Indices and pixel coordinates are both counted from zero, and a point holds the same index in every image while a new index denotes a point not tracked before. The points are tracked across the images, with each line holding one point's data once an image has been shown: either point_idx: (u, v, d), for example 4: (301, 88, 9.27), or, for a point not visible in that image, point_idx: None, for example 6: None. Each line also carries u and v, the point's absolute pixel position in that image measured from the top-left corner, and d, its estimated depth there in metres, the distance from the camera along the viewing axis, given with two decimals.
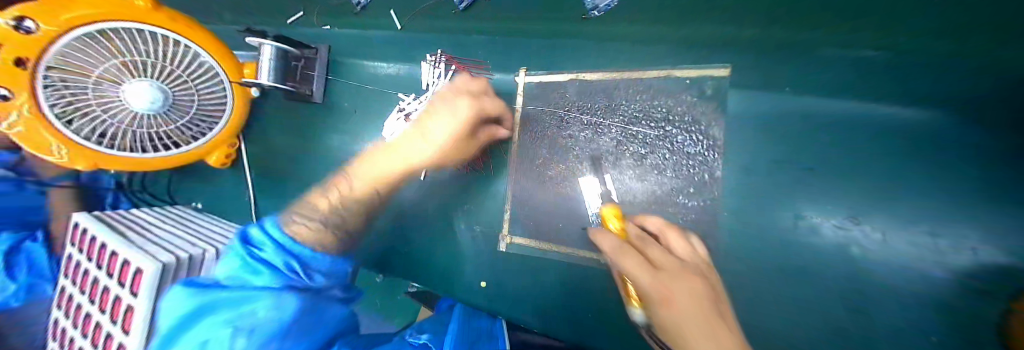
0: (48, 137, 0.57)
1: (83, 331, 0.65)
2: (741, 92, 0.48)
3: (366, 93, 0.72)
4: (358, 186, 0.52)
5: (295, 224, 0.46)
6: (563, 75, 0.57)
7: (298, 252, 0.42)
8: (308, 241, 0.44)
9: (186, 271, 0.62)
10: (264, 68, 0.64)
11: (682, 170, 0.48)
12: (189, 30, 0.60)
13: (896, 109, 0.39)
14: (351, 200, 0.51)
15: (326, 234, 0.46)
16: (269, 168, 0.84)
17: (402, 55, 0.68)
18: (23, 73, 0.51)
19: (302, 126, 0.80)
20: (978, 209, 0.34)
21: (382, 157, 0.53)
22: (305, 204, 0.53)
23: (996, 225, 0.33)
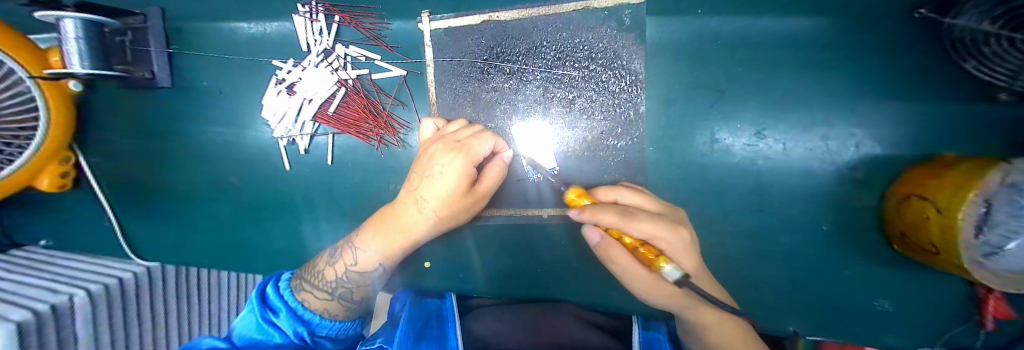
0: None
1: None
2: (656, 17, 0.45)
3: (233, 66, 0.57)
4: (364, 258, 0.47)
5: (304, 290, 0.46)
6: (471, 17, 0.49)
7: (307, 320, 0.44)
8: (314, 302, 0.45)
9: (72, 324, 0.46)
10: (72, 51, 0.46)
11: (610, 110, 0.46)
12: None
13: (779, 23, 0.43)
14: (355, 274, 0.47)
15: (335, 303, 0.46)
16: (128, 181, 0.65)
17: (264, 10, 0.53)
18: None
19: (157, 119, 0.62)
20: (850, 111, 0.42)
21: (389, 224, 0.47)
22: (313, 264, 0.51)
23: (864, 122, 0.42)
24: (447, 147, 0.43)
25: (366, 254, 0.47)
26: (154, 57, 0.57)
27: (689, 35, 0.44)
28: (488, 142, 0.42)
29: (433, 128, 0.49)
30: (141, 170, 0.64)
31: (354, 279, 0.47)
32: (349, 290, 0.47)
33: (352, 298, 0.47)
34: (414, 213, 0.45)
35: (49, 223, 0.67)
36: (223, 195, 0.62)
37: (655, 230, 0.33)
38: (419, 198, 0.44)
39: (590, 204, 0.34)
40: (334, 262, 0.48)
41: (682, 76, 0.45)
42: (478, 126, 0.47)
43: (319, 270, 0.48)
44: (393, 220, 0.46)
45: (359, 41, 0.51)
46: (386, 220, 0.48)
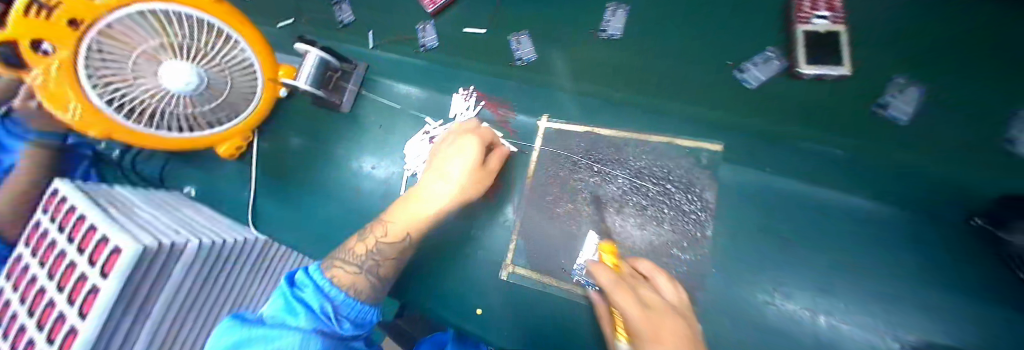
0: (70, 98, 0.45)
1: None
2: (727, 165, 0.56)
3: (393, 112, 0.77)
4: (392, 230, 0.53)
5: (335, 267, 0.48)
6: (579, 126, 0.64)
7: (335, 296, 0.44)
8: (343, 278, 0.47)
9: (171, 267, 0.45)
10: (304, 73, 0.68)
11: (678, 224, 0.54)
12: (230, 19, 0.57)
13: (839, 195, 0.52)
14: (382, 245, 0.52)
15: (361, 278, 0.48)
16: (274, 164, 0.83)
17: (430, 84, 0.74)
18: (72, 32, 0.41)
19: (320, 129, 0.83)
20: (906, 290, 0.47)
21: (416, 203, 0.55)
22: (341, 249, 0.53)
23: (918, 306, 0.46)
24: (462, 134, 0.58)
25: (439, 190, 0.54)
26: (346, 91, 0.77)
27: (752, 186, 0.55)
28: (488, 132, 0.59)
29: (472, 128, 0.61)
30: (289, 160, 0.83)
31: (384, 248, 0.52)
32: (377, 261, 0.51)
33: (378, 274, 0.50)
34: (442, 185, 0.54)
35: (208, 178, 0.87)
36: (337, 196, 0.77)
37: (627, 296, 0.40)
38: (425, 204, 0.54)
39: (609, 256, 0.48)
40: (364, 237, 0.53)
41: (745, 217, 0.54)
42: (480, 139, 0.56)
43: (351, 249, 0.52)
44: (419, 200, 0.55)
45: (492, 121, 0.69)
46: (404, 201, 0.57)
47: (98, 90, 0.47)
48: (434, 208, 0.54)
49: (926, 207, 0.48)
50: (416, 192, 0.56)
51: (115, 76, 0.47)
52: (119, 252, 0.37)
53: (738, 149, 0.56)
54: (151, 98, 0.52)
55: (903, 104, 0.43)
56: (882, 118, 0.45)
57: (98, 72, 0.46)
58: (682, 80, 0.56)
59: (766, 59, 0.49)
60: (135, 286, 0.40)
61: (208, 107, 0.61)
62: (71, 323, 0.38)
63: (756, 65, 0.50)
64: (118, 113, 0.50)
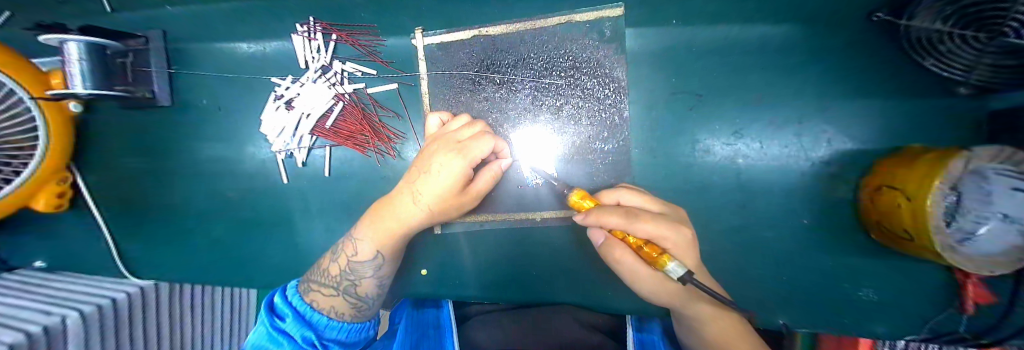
0: None
1: None
2: (634, 30, 0.48)
3: (231, 85, 0.58)
4: (363, 249, 0.47)
5: (312, 290, 0.47)
6: (463, 33, 0.51)
7: (316, 321, 0.44)
8: (326, 305, 0.46)
9: None
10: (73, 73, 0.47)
11: (596, 116, 0.48)
12: None
13: (754, 28, 0.46)
14: (357, 264, 0.47)
15: (340, 299, 0.46)
16: (117, 200, 0.64)
17: (261, 32, 0.55)
18: None
19: (150, 137, 0.62)
20: (820, 107, 0.46)
21: (383, 214, 0.47)
22: (318, 267, 0.51)
23: (831, 123, 0.46)
24: (447, 147, 0.43)
25: (404, 210, 0.46)
26: (155, 78, 0.58)
27: (667, 46, 0.48)
28: (490, 144, 0.41)
29: (438, 122, 0.50)
30: (135, 189, 0.64)
31: (359, 269, 0.47)
32: (354, 283, 0.47)
33: (357, 293, 0.47)
34: (409, 204, 0.46)
35: (42, 244, 0.67)
36: (216, 211, 0.62)
37: (661, 226, 0.34)
38: (394, 216, 0.46)
39: (597, 207, 0.35)
40: (337, 258, 0.48)
41: (662, 84, 0.49)
42: (481, 125, 0.45)
43: (325, 268, 0.49)
44: (386, 212, 0.47)
45: (356, 57, 0.53)
46: (379, 214, 0.48)
47: None
48: (406, 221, 0.46)
49: (835, 9, 0.44)
50: (390, 197, 0.48)
51: None
52: None
53: (642, 6, 0.47)
54: None
55: None
56: None
57: None
58: None
59: None
60: None
61: None
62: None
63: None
64: None
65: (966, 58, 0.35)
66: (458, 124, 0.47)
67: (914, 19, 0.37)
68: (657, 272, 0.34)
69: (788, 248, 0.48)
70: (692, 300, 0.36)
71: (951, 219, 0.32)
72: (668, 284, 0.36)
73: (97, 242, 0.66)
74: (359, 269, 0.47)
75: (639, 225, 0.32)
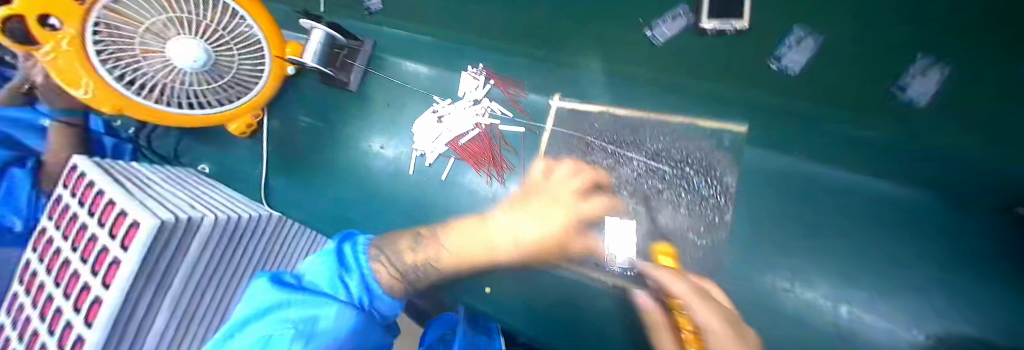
0: (81, 72, 0.52)
1: (54, 279, 0.55)
2: (751, 148, 0.53)
3: (402, 90, 0.76)
4: (445, 253, 0.56)
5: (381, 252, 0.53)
6: (594, 106, 0.62)
7: (372, 289, 0.46)
8: (385, 275, 0.49)
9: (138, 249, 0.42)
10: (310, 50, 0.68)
11: (696, 208, 0.52)
12: (251, 4, 0.62)
13: (879, 183, 0.47)
14: (428, 251, 0.55)
15: (400, 284, 0.51)
16: (284, 143, 0.83)
17: (441, 63, 0.73)
18: (78, 8, 0.46)
19: (329, 108, 0.82)
20: (949, 283, 0.44)
21: (477, 229, 0.58)
22: (387, 241, 0.57)
23: (967, 306, 0.42)
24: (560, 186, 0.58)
25: (505, 236, 0.56)
26: (354, 70, 0.76)
27: (778, 172, 0.52)
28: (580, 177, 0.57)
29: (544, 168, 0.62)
30: (300, 140, 0.82)
31: (428, 272, 0.55)
32: (416, 279, 0.54)
33: (418, 283, 0.55)
34: (507, 225, 0.57)
35: (219, 156, 0.88)
36: (348, 175, 0.77)
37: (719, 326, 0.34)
38: (486, 241, 0.57)
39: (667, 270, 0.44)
40: (417, 243, 0.57)
41: (766, 203, 0.52)
42: (584, 174, 0.58)
43: (397, 245, 0.56)
44: (478, 228, 0.58)
45: (502, 100, 0.67)
46: (477, 225, 0.59)
47: (105, 62, 0.54)
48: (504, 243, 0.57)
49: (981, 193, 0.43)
50: (504, 203, 0.59)
51: (122, 49, 0.54)
52: (139, 228, 0.41)
53: (764, 132, 0.53)
54: (156, 76, 0.59)
55: (795, 55, 0.46)
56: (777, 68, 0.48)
57: (103, 43, 0.52)
58: (695, 57, 0.53)
59: (675, 16, 0.52)
60: (155, 257, 0.45)
61: (218, 82, 0.65)
62: (95, 295, 0.44)
63: (665, 21, 0.52)
64: (130, 92, 0.58)
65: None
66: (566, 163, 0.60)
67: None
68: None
69: None
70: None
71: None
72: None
73: (253, 168, 0.84)
74: (429, 267, 0.56)
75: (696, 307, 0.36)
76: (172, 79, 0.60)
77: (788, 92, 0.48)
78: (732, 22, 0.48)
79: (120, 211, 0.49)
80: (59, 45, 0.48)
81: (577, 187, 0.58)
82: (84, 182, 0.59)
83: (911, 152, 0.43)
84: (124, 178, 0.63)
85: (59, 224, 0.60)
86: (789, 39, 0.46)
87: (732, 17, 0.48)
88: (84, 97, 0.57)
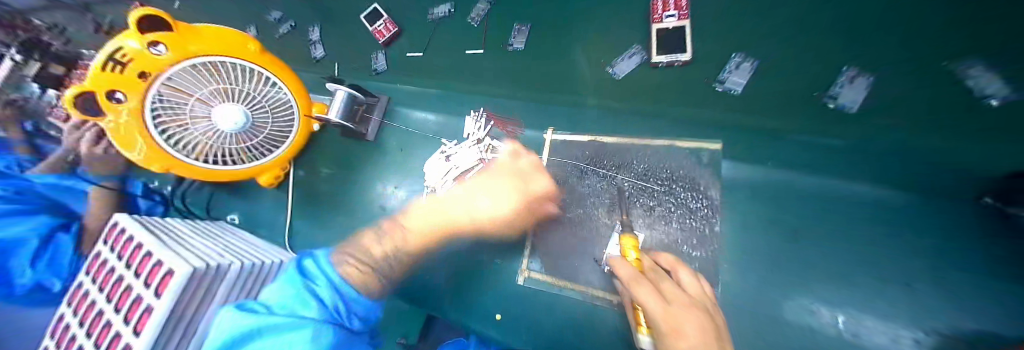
0: (136, 140, 0.63)
1: (86, 330, 0.59)
2: (730, 163, 0.59)
3: (415, 136, 0.86)
4: (416, 235, 0.56)
5: (347, 256, 0.49)
6: (584, 136, 0.70)
7: (343, 292, 0.43)
8: (355, 274, 0.46)
9: (172, 294, 0.48)
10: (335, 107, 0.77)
11: (687, 222, 0.56)
12: (281, 72, 0.73)
13: (860, 185, 0.50)
14: (405, 250, 0.55)
15: (373, 277, 0.49)
16: (308, 191, 0.91)
17: (447, 110, 0.84)
18: (142, 84, 0.59)
19: (348, 156, 0.91)
20: None
21: (450, 203, 0.59)
22: (357, 239, 0.55)
23: None
24: (514, 185, 0.60)
25: (479, 207, 0.58)
26: (372, 122, 0.87)
27: (757, 182, 0.57)
28: (541, 181, 0.61)
29: (512, 154, 0.65)
30: (322, 186, 0.91)
31: (399, 259, 0.54)
32: (388, 268, 0.52)
33: (387, 274, 0.52)
34: (469, 206, 0.59)
35: (251, 207, 0.97)
36: (367, 216, 0.84)
37: (677, 313, 0.33)
38: (448, 210, 0.59)
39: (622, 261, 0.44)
40: (386, 240, 0.55)
41: (752, 213, 0.56)
42: (541, 171, 0.63)
43: (368, 246, 0.53)
44: (452, 203, 0.59)
45: (502, 137, 0.76)
46: (441, 205, 0.60)
47: (161, 130, 0.64)
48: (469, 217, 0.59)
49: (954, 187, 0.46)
50: (447, 197, 0.61)
51: (173, 115, 0.64)
52: (174, 276, 0.49)
53: (738, 148, 0.59)
54: (201, 137, 0.68)
55: (737, 77, 0.52)
56: (724, 90, 0.55)
57: (159, 112, 0.63)
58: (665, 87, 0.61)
59: (629, 55, 0.62)
60: (185, 301, 0.51)
61: (252, 140, 0.74)
62: (123, 343, 0.49)
63: (623, 60, 0.62)
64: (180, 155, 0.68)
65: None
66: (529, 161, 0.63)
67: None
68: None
69: None
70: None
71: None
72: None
73: (280, 216, 0.92)
74: (405, 254, 0.55)
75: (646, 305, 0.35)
76: (209, 137, 0.68)
77: (749, 110, 0.55)
78: (679, 56, 0.55)
79: (156, 259, 0.55)
80: (121, 115, 0.59)
81: (543, 189, 0.61)
82: (121, 236, 0.66)
83: (879, 155, 0.47)
84: (160, 231, 0.70)
85: (94, 278, 0.66)
86: (731, 65, 0.52)
87: (678, 53, 0.55)
88: (139, 161, 0.67)
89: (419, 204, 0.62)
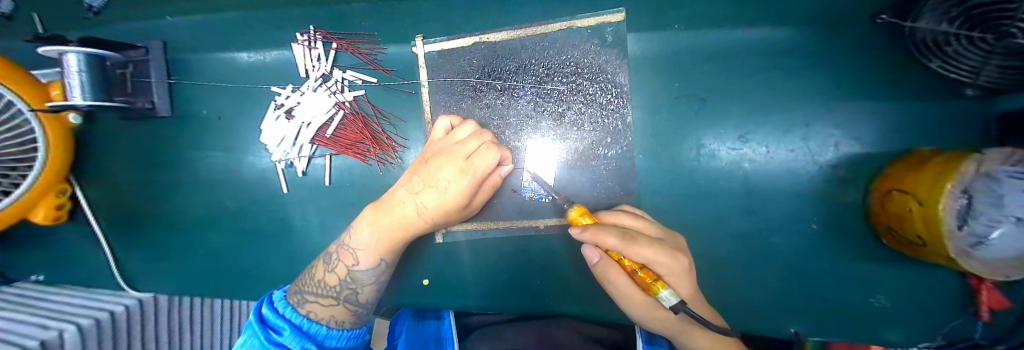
0: None
1: None
2: (637, 35, 0.48)
3: (234, 95, 0.58)
4: (363, 257, 0.46)
5: (307, 302, 0.45)
6: (463, 39, 0.51)
7: (314, 333, 0.42)
8: (325, 314, 0.44)
9: None
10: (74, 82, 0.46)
11: (598, 121, 0.48)
12: None
13: (757, 32, 0.46)
14: (357, 273, 0.46)
15: (340, 309, 0.45)
16: (117, 211, 0.64)
17: (262, 41, 0.55)
18: None
19: (149, 149, 0.62)
20: (830, 109, 0.45)
21: (390, 206, 0.46)
22: (306, 275, 0.49)
23: (842, 126, 0.45)
24: (452, 161, 0.43)
25: (422, 202, 0.44)
26: (155, 89, 0.57)
27: (668, 50, 0.47)
28: (494, 155, 0.42)
29: (448, 125, 0.49)
30: (134, 200, 0.63)
31: (359, 279, 0.46)
32: (356, 291, 0.46)
33: (359, 300, 0.47)
34: (408, 201, 0.45)
35: (42, 256, 0.66)
36: (215, 220, 0.61)
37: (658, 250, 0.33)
38: (391, 217, 0.45)
39: (593, 225, 0.33)
40: (332, 267, 0.47)
41: (665, 90, 0.48)
42: (483, 134, 0.45)
43: (319, 279, 0.47)
44: (391, 206, 0.46)
45: (357, 64, 0.53)
46: (381, 210, 0.47)
47: None
48: (416, 215, 0.45)
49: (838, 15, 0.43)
50: (389, 195, 0.48)
51: None
52: None
53: (642, 12, 0.47)
54: None
55: None
56: None
57: None
58: None
59: None
60: None
61: None
62: None
63: None
64: None
65: (973, 59, 0.34)
66: (456, 122, 0.49)
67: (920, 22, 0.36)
68: (649, 297, 0.33)
69: (798, 254, 0.47)
70: (688, 328, 0.35)
71: (960, 222, 0.29)
72: (663, 313, 0.35)
73: (96, 255, 0.65)
74: (363, 277, 0.47)
75: (631, 246, 0.31)
76: None
77: None
78: None
79: None
80: None
81: (495, 165, 0.43)
82: None
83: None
84: None
85: None
86: None
87: None
88: None
89: (363, 213, 0.49)
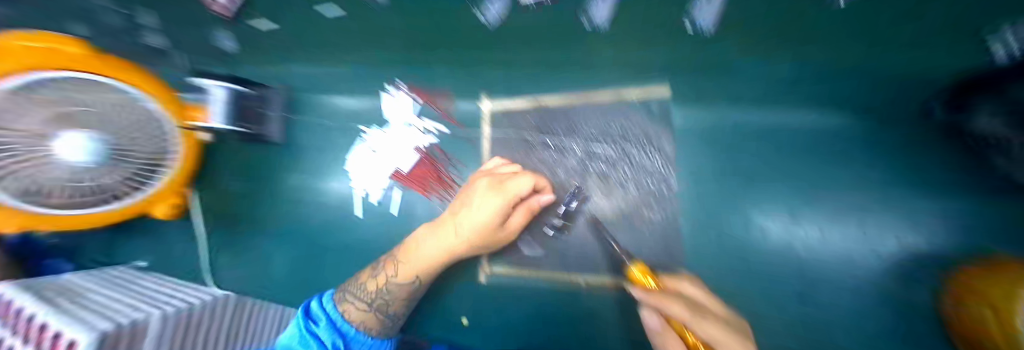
0: None
1: None
2: (684, 110, 0.53)
3: (330, 130, 0.70)
4: (404, 272, 0.52)
5: (346, 300, 0.52)
6: (524, 100, 0.59)
7: (345, 331, 0.49)
8: (355, 315, 0.50)
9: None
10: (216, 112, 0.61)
11: (643, 184, 0.52)
12: (128, 75, 0.55)
13: (803, 117, 0.48)
14: (394, 285, 0.52)
15: (370, 316, 0.50)
16: (218, 217, 0.76)
17: (360, 90, 0.68)
18: None
19: (255, 168, 0.75)
20: (885, 197, 0.45)
21: (435, 230, 0.53)
22: (353, 280, 0.56)
23: (899, 216, 0.44)
24: (491, 186, 0.52)
25: (462, 224, 0.51)
26: (273, 120, 0.71)
27: (713, 126, 0.52)
28: (527, 181, 0.50)
29: (496, 165, 0.57)
30: (233, 208, 0.75)
31: (394, 289, 0.52)
32: (387, 301, 0.51)
33: (388, 311, 0.52)
34: (450, 226, 0.52)
35: (152, 247, 0.79)
36: (294, 233, 0.71)
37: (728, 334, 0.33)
38: (435, 239, 0.51)
39: (657, 289, 0.38)
40: (376, 275, 0.53)
41: (709, 161, 0.51)
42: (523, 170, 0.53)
43: (362, 283, 0.53)
44: (436, 230, 0.53)
45: (433, 115, 0.63)
46: (430, 231, 0.53)
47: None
48: (456, 239, 0.51)
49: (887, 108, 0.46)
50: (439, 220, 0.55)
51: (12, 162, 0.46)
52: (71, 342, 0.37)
53: (690, 91, 0.52)
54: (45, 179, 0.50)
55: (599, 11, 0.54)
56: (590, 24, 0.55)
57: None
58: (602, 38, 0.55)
59: None
60: None
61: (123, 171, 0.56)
62: None
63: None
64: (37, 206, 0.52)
65: None
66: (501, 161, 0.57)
67: (977, 121, 0.38)
68: None
69: None
70: None
71: None
72: None
73: (193, 251, 0.77)
74: (395, 289, 0.51)
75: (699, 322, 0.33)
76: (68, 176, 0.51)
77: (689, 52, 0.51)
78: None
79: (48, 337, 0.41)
80: None
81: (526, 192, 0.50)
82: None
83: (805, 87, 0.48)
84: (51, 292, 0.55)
85: None
86: None
87: None
88: None
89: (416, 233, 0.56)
